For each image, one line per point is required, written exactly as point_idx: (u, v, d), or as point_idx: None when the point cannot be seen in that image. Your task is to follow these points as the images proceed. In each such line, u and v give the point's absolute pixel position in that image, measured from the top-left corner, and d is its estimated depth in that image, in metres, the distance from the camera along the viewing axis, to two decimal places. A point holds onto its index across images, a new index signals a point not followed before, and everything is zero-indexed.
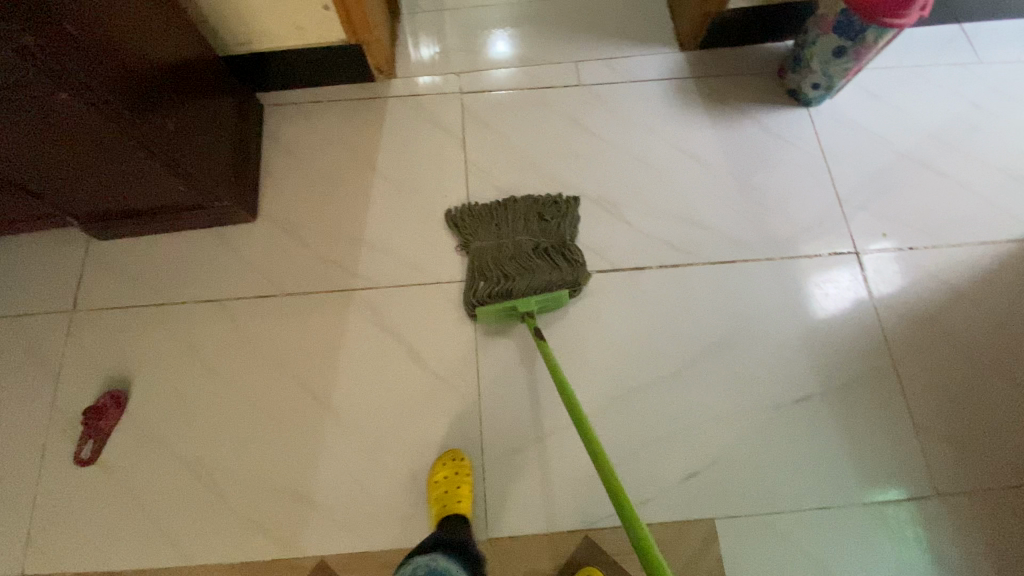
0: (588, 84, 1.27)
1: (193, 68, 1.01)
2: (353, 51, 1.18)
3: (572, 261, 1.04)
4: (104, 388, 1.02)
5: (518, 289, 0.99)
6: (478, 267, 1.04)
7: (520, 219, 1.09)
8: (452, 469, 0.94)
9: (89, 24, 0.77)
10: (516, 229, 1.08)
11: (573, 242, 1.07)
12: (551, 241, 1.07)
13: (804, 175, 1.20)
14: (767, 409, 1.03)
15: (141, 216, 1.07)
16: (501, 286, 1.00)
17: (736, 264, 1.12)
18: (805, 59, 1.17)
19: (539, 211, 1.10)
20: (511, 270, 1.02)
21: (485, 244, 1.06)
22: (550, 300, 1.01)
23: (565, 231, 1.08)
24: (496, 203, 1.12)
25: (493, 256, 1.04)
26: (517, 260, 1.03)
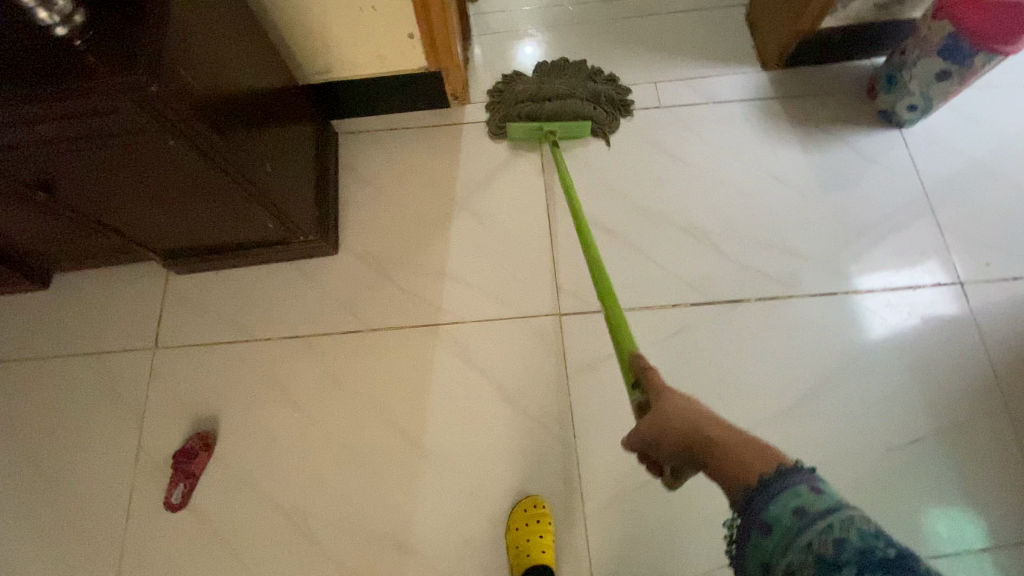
0: (668, 106, 1.23)
1: (279, 102, 0.98)
2: (432, 78, 1.15)
3: (598, 108, 1.19)
4: (191, 428, 1.00)
5: (544, 111, 1.15)
6: (517, 95, 1.19)
7: (565, 73, 1.23)
8: (532, 517, 0.90)
9: (202, 70, 0.75)
10: (562, 80, 1.21)
11: (606, 98, 1.20)
12: (588, 91, 1.19)
13: (898, 199, 1.16)
14: (873, 449, 0.99)
15: (224, 251, 1.05)
16: (530, 108, 1.16)
17: (834, 296, 1.08)
18: (901, 81, 1.12)
19: (591, 77, 1.22)
20: (545, 98, 1.17)
21: (529, 84, 1.20)
22: (572, 127, 1.16)
23: (603, 89, 1.21)
24: (546, 65, 1.24)
25: (533, 90, 1.19)
26: (552, 94, 1.17)
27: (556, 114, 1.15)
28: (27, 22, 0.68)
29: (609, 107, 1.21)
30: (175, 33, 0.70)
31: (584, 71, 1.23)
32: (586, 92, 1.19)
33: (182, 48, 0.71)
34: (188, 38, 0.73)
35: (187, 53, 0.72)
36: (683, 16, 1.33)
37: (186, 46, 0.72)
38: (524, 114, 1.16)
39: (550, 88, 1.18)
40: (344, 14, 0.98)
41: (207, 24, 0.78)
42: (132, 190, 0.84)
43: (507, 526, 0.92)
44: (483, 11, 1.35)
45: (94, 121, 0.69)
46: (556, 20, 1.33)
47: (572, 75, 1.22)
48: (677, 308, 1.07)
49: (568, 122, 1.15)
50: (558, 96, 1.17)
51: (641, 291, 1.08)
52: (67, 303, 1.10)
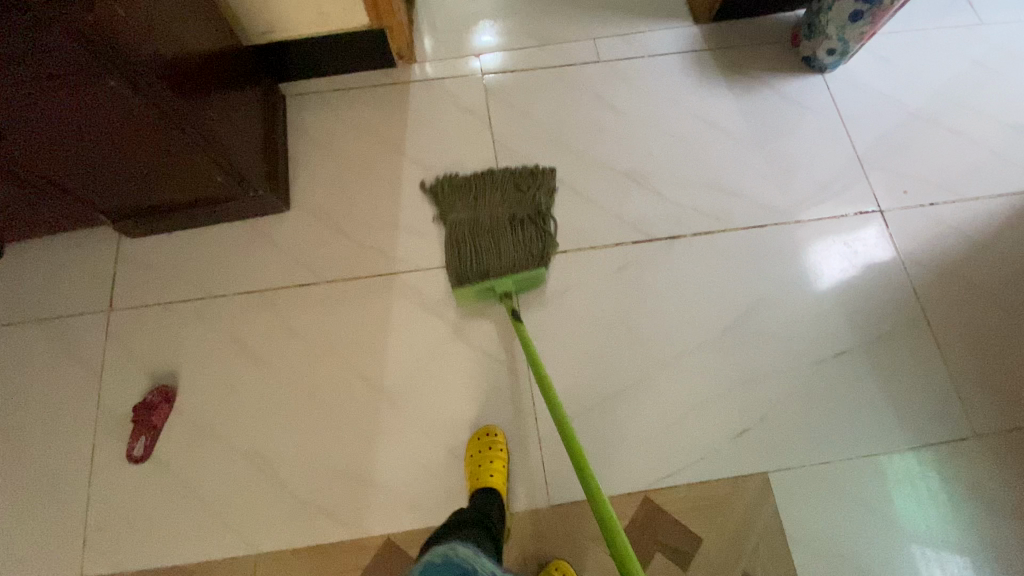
0: (607, 60, 1.28)
1: (222, 58, 1.00)
2: (375, 36, 1.18)
3: (542, 238, 1.10)
4: (151, 385, 1.01)
5: (495, 269, 1.04)
6: (463, 237, 1.08)
7: (508, 210, 1.10)
8: (484, 445, 0.95)
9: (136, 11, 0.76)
10: (494, 201, 1.12)
11: (548, 212, 1.12)
12: (533, 232, 1.09)
13: (823, 139, 1.24)
14: (807, 364, 1.06)
15: (174, 211, 1.06)
16: (481, 263, 1.05)
17: (767, 228, 1.15)
18: (820, 25, 1.20)
19: (516, 181, 1.14)
20: (491, 258, 1.05)
21: (463, 215, 1.10)
22: (528, 284, 1.03)
23: (539, 202, 1.12)
24: (478, 185, 1.13)
25: (472, 239, 1.07)
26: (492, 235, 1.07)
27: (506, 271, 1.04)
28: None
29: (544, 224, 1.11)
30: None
31: (507, 190, 1.13)
32: (532, 237, 1.09)
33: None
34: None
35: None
36: None
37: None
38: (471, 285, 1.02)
39: (486, 215, 1.10)
40: None
41: None
42: (74, 144, 0.84)
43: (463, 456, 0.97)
44: None
45: (28, 61, 0.70)
46: None
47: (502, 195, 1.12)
48: (621, 246, 1.12)
49: (523, 275, 1.01)
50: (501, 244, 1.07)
51: (586, 232, 1.13)
52: (17, 273, 1.10)
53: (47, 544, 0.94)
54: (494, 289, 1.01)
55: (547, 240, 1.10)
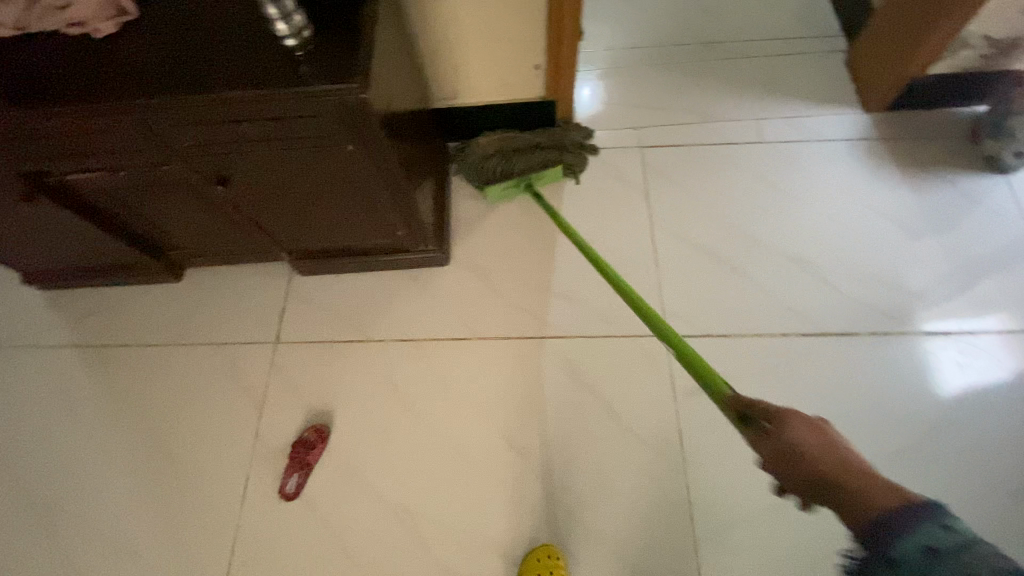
0: (771, 141, 1.26)
1: (420, 125, 1.07)
2: (545, 108, 1.23)
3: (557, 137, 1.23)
4: (306, 421, 1.04)
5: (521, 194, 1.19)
6: (490, 164, 1.20)
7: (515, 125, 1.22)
8: (547, 567, 0.88)
9: (384, 94, 0.83)
10: (522, 158, 1.21)
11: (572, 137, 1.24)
12: (551, 135, 1.23)
13: (1015, 245, 1.14)
14: (1005, 497, 0.94)
15: (348, 255, 1.12)
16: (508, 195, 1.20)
17: (948, 334, 1.06)
18: (1008, 126, 1.14)
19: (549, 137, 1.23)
20: (516, 162, 1.19)
21: (494, 159, 1.20)
22: (550, 177, 1.22)
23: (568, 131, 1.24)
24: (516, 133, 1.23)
25: (499, 146, 1.20)
26: (518, 148, 1.21)
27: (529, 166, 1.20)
28: (253, 28, 0.76)
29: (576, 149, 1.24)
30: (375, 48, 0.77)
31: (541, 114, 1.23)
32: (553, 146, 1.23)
33: (374, 61, 0.78)
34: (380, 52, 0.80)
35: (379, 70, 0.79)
36: (780, 58, 1.38)
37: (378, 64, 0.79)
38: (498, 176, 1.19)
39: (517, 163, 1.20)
40: (484, 44, 1.07)
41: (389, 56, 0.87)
42: (293, 189, 0.91)
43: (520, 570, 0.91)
44: (592, 50, 1.43)
45: (295, 120, 0.76)
46: (657, 60, 1.40)
47: (528, 141, 1.22)
48: (785, 337, 1.06)
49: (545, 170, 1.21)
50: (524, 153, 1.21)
51: (745, 316, 1.08)
52: (198, 296, 1.18)
53: (198, 568, 0.96)
54: (518, 182, 1.20)
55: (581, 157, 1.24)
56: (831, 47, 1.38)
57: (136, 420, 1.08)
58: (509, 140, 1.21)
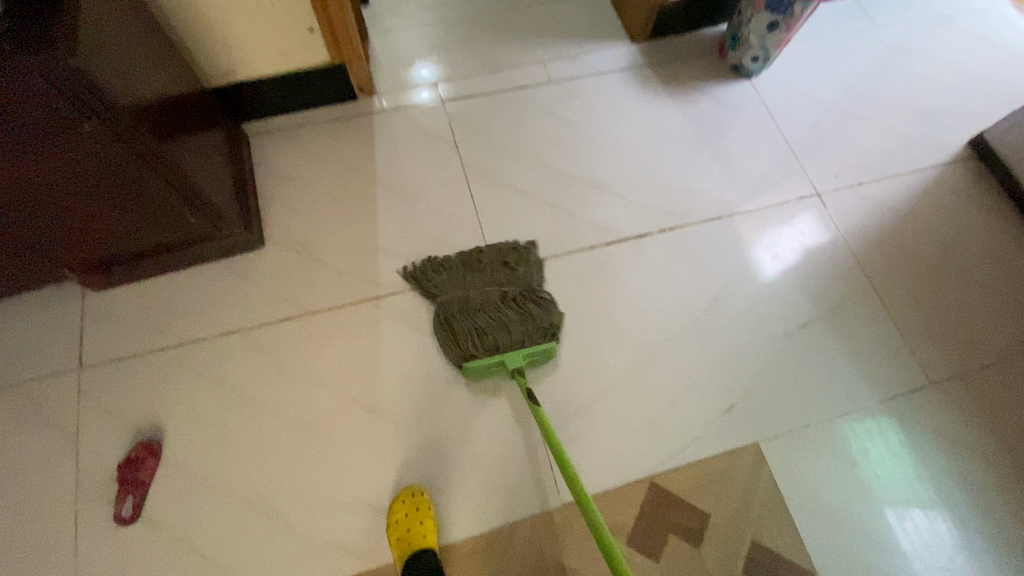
0: (559, 81, 1.37)
1: (191, 105, 1.01)
2: (336, 74, 1.21)
3: (540, 308, 1.07)
4: (133, 440, 0.96)
5: (500, 343, 1.01)
6: (456, 327, 1.03)
7: (482, 269, 1.10)
8: (411, 506, 0.92)
9: (117, 66, 0.77)
10: (478, 280, 1.09)
11: (537, 287, 1.10)
12: (513, 282, 1.09)
13: (761, 137, 1.36)
14: (780, 337, 1.14)
15: (146, 258, 1.04)
16: (491, 341, 1.01)
17: (721, 219, 1.24)
18: (743, 36, 1.33)
19: (504, 258, 1.12)
20: (490, 330, 1.02)
21: (452, 296, 1.07)
22: (542, 355, 1.02)
23: (529, 279, 1.11)
24: (442, 281, 1.09)
25: (460, 294, 1.07)
26: (480, 305, 1.05)
27: (513, 332, 1.02)
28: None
29: (542, 332, 1.05)
30: (87, 19, 0.73)
31: (472, 258, 1.11)
32: (520, 317, 1.05)
33: (90, 29, 0.72)
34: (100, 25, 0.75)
35: (99, 38, 0.74)
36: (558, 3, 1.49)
37: (96, 31, 0.73)
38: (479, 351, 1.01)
39: (475, 292, 1.07)
40: (244, 13, 1.03)
41: (118, 26, 0.81)
42: (41, 193, 0.82)
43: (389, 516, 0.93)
44: (382, 14, 1.44)
45: (5, 105, 0.68)
46: (447, 17, 1.44)
47: (483, 274, 1.09)
48: (595, 249, 1.18)
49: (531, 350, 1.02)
50: (484, 305, 1.05)
51: (559, 239, 1.19)
52: None
53: None
54: (503, 362, 1.00)
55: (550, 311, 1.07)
56: None
57: None
58: (455, 288, 1.08)
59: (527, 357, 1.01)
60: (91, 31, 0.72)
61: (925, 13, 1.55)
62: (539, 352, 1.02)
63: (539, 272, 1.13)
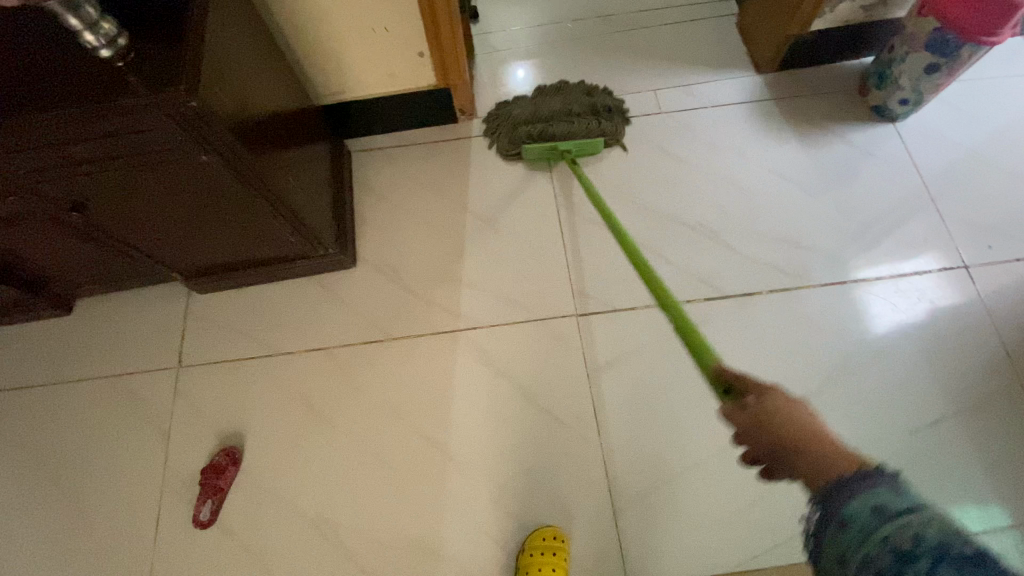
0: (669, 111, 1.27)
1: (299, 122, 1.03)
2: (440, 96, 1.19)
3: (609, 120, 1.22)
4: (216, 445, 1.01)
5: (560, 131, 1.18)
6: (516, 119, 1.21)
7: (562, 89, 1.26)
8: (548, 548, 0.89)
9: (232, 94, 0.78)
10: (555, 100, 1.23)
11: (606, 107, 1.23)
12: (585, 102, 1.23)
13: (898, 190, 1.18)
14: (901, 433, 0.99)
15: (246, 267, 1.07)
16: (546, 129, 1.18)
17: (842, 284, 1.10)
18: (891, 76, 1.16)
19: (589, 91, 1.26)
20: (551, 125, 1.19)
21: (524, 108, 1.22)
22: (588, 146, 1.18)
23: (604, 104, 1.24)
24: (519, 98, 1.25)
25: (529, 110, 1.22)
26: (549, 112, 1.21)
27: (569, 132, 1.18)
28: (70, 42, 0.71)
29: (608, 112, 1.23)
30: (210, 53, 0.73)
31: (568, 85, 1.26)
32: (585, 108, 1.22)
33: (213, 61, 0.73)
34: (219, 55, 0.75)
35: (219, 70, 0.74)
36: (675, 26, 1.38)
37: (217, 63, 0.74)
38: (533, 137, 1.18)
39: (546, 108, 1.22)
40: (359, 36, 1.02)
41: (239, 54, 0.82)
42: (160, 206, 0.86)
43: (521, 551, 0.91)
44: (490, 32, 1.40)
45: (133, 134, 0.70)
46: (555, 37, 1.38)
47: (566, 90, 1.25)
48: (691, 304, 1.08)
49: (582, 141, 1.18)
50: (555, 114, 1.20)
51: None
52: (91, 328, 1.11)
53: None
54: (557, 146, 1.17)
55: (616, 127, 1.22)
56: (724, 11, 1.39)
57: (32, 466, 1.02)
58: (534, 103, 1.23)
59: (577, 147, 1.18)
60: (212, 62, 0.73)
61: None
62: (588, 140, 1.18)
63: (620, 112, 1.24)
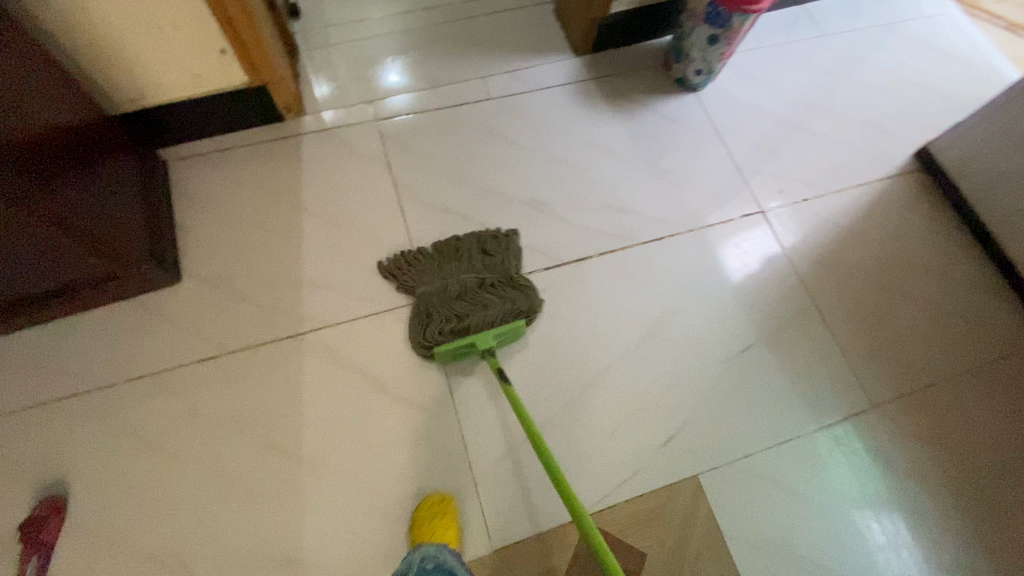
0: (498, 97, 1.32)
1: (92, 133, 0.94)
2: (258, 94, 1.15)
3: (519, 292, 1.06)
4: (33, 499, 0.90)
5: (474, 324, 0.99)
6: (425, 305, 1.03)
7: (461, 259, 1.08)
8: (439, 505, 0.92)
9: None
10: (460, 268, 1.07)
11: (517, 273, 1.09)
12: (494, 278, 1.07)
13: (703, 152, 1.33)
14: (722, 364, 1.11)
15: (49, 299, 0.97)
16: (460, 321, 1.00)
17: (664, 240, 1.21)
18: (685, 49, 1.29)
19: (482, 245, 1.11)
20: (460, 305, 1.02)
21: (431, 286, 1.05)
22: (509, 335, 1.02)
23: (509, 265, 1.09)
24: (422, 269, 1.07)
25: (438, 286, 1.05)
26: (462, 305, 1.02)
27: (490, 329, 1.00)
28: None
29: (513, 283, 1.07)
30: None
31: (470, 247, 1.10)
32: (495, 283, 1.06)
33: None
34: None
35: None
36: (499, 14, 1.43)
37: None
38: (448, 339, 0.99)
39: (454, 284, 1.04)
40: (144, 35, 0.96)
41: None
42: None
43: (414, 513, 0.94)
44: (314, 27, 1.37)
45: None
46: (381, 30, 1.38)
47: (465, 259, 1.08)
48: (533, 275, 1.14)
49: (502, 330, 1.00)
50: (462, 291, 1.04)
51: None
52: None
53: None
54: (478, 349, 0.98)
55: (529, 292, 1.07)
56: None
57: None
58: (437, 278, 1.06)
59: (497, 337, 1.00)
60: None
61: (871, 23, 1.54)
62: (509, 327, 1.01)
63: (518, 262, 1.11)
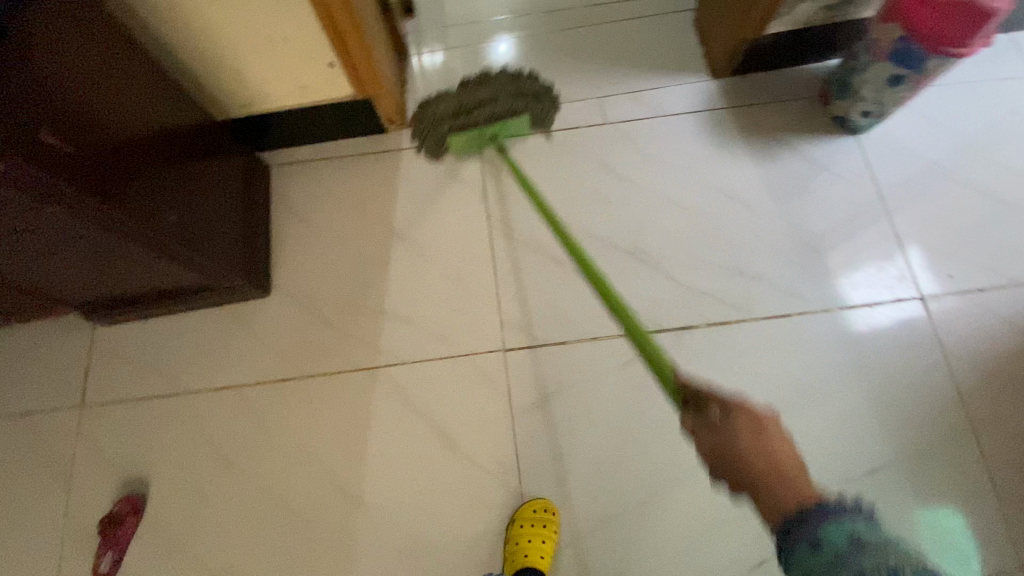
0: (614, 121, 1.18)
1: (195, 141, 0.93)
2: (361, 106, 1.10)
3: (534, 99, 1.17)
4: (119, 493, 0.96)
5: (485, 117, 1.12)
6: (440, 116, 1.15)
7: (487, 83, 1.17)
8: (538, 521, 0.88)
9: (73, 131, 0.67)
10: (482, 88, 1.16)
11: (536, 93, 1.18)
12: (511, 90, 1.16)
13: (854, 211, 1.10)
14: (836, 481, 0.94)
15: (149, 300, 1.00)
16: (473, 121, 1.13)
17: (787, 316, 1.03)
18: (854, 86, 1.06)
19: (512, 78, 1.18)
20: (477, 113, 1.13)
21: (450, 100, 1.15)
22: (516, 128, 1.13)
23: (532, 90, 1.18)
24: (447, 93, 1.17)
25: (455, 105, 1.15)
26: (477, 108, 1.14)
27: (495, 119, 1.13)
28: None
29: (536, 100, 1.17)
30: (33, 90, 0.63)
31: (500, 76, 1.18)
32: (512, 96, 1.16)
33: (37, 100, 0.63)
34: (45, 94, 0.64)
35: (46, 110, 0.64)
36: (628, 22, 1.27)
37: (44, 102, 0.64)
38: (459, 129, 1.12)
39: (472, 98, 1.15)
40: (255, 47, 0.92)
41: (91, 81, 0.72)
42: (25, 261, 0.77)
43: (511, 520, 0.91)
44: (426, 28, 1.28)
45: None
46: (496, 35, 1.27)
47: (490, 82, 1.17)
48: (625, 337, 1.02)
49: (510, 122, 1.12)
50: (481, 103, 1.14)
51: (583, 320, 1.03)
52: None
53: None
54: (484, 134, 1.11)
55: (546, 116, 1.17)
56: (682, 6, 1.28)
57: None
58: (461, 97, 1.15)
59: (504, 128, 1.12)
60: (37, 100, 0.63)
61: None
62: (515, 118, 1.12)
63: (551, 101, 1.17)
